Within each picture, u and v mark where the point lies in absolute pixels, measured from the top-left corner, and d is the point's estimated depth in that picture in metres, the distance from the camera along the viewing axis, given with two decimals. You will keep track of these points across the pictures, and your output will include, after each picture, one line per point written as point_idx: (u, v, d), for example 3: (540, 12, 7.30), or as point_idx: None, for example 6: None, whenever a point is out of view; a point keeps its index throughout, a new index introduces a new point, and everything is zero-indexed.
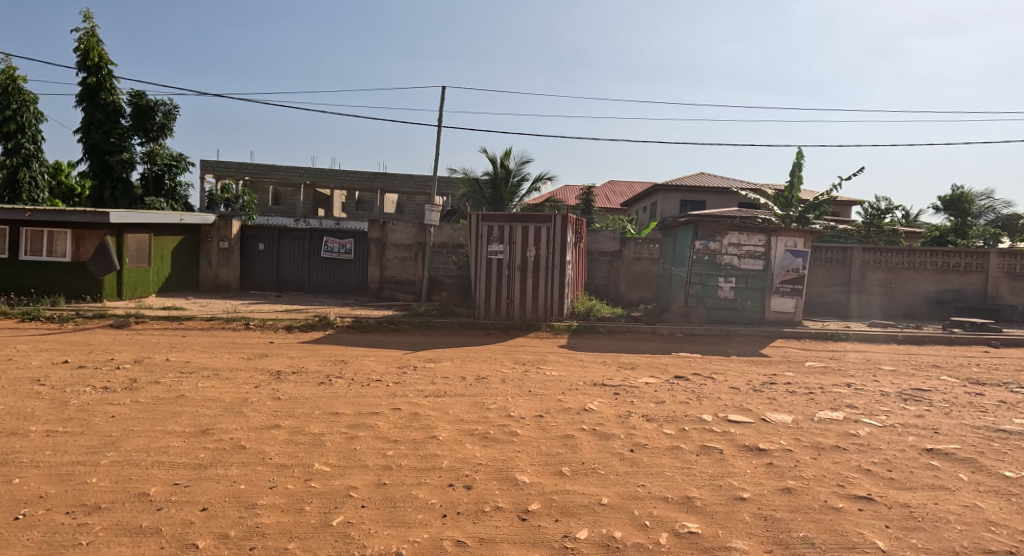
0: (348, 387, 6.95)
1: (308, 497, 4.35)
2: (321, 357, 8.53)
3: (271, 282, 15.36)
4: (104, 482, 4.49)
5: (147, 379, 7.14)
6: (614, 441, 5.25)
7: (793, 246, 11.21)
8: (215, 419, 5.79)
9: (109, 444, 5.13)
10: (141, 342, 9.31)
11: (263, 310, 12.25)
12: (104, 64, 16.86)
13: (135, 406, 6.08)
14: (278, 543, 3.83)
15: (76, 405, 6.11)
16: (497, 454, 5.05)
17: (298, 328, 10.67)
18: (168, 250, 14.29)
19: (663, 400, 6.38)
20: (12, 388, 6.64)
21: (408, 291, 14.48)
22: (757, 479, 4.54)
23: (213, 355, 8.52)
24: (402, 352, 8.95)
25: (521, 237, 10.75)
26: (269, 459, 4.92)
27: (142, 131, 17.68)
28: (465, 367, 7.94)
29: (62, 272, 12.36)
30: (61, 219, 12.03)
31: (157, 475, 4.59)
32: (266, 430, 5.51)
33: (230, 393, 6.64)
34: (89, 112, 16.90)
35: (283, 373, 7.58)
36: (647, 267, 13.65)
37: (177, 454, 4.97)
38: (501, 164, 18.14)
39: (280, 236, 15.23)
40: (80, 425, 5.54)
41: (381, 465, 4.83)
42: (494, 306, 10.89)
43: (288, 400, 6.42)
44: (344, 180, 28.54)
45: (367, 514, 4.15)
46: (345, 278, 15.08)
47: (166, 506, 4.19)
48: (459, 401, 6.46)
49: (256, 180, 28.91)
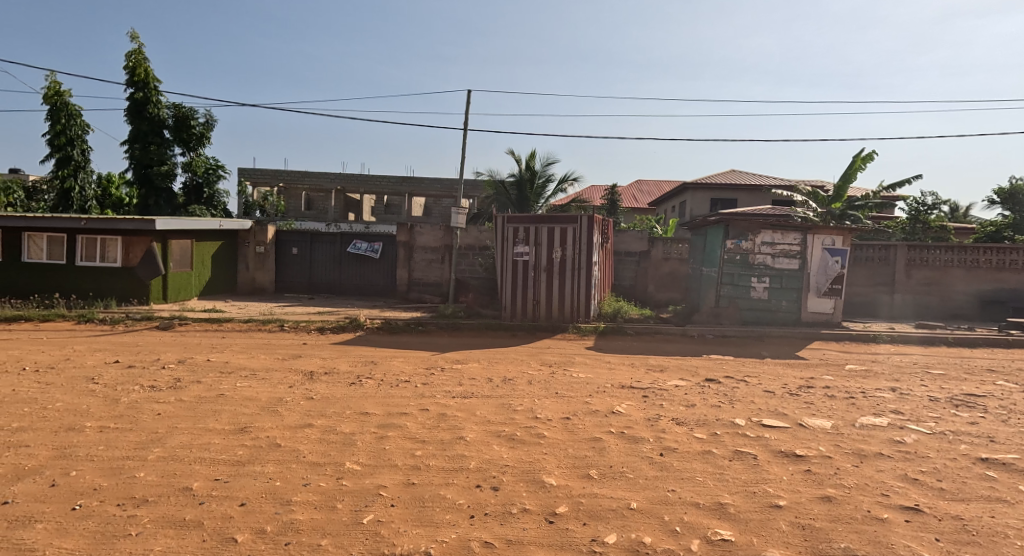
0: (378, 388, 6.99)
1: (340, 495, 4.36)
2: (352, 358, 8.60)
3: (304, 285, 15.55)
4: (151, 476, 4.56)
5: (191, 378, 7.28)
6: (643, 444, 5.17)
7: (831, 245, 10.94)
8: (253, 417, 5.86)
9: (156, 440, 5.22)
10: (185, 343, 9.51)
11: (298, 313, 12.39)
12: (150, 80, 17.28)
13: (178, 404, 6.18)
14: (311, 539, 3.84)
15: (127, 403, 6.24)
16: (525, 456, 5.01)
17: (330, 329, 10.81)
18: (208, 256, 14.54)
19: (694, 403, 6.27)
20: (69, 386, 6.83)
21: (435, 292, 14.48)
22: (794, 486, 4.42)
23: (250, 355, 8.65)
24: (430, 353, 9.00)
25: (547, 239, 10.68)
26: (302, 457, 4.96)
27: (181, 141, 18.15)
28: (493, 369, 7.93)
29: (112, 278, 12.71)
30: (111, 227, 12.36)
31: (199, 471, 4.67)
32: (300, 429, 5.57)
33: (266, 392, 6.72)
34: (136, 127, 17.41)
35: (316, 373, 7.66)
36: (676, 267, 13.45)
37: (218, 451, 5.03)
38: (527, 165, 18.04)
39: (313, 241, 15.45)
40: (127, 422, 5.63)
41: (410, 465, 4.83)
42: (519, 308, 10.86)
43: (320, 400, 6.47)
44: (373, 185, 28.96)
45: (396, 513, 4.14)
46: (374, 279, 15.23)
47: (207, 501, 4.25)
48: (486, 402, 6.46)
49: (289, 186, 29.46)
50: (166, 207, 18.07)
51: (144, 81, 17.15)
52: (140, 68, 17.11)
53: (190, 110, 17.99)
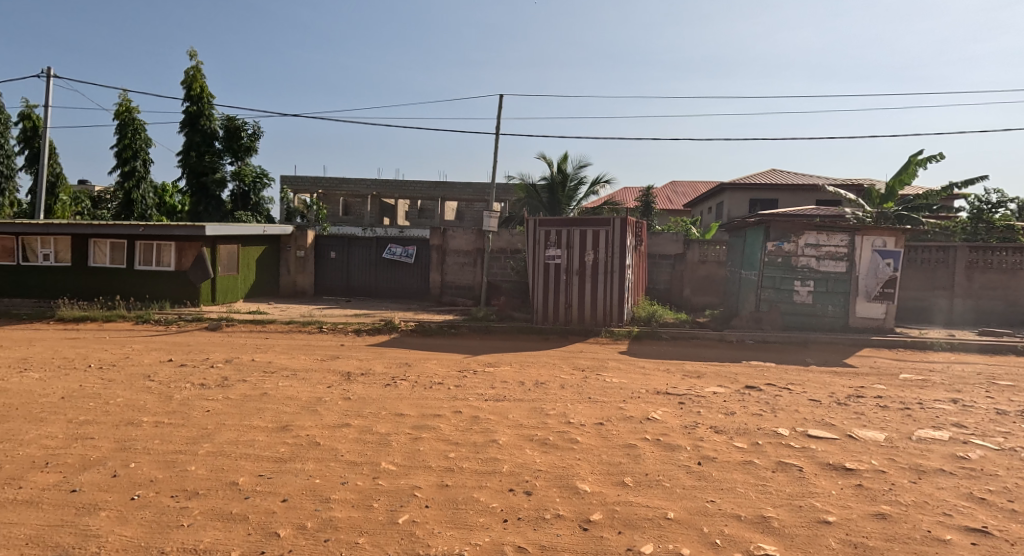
0: (412, 389, 7.00)
1: (376, 494, 4.36)
2: (387, 360, 8.64)
3: (341, 288, 15.72)
4: (201, 470, 4.64)
5: (237, 377, 7.41)
6: (680, 452, 5.05)
7: (882, 246, 10.60)
8: (295, 415, 5.92)
9: (206, 436, 5.31)
10: (232, 343, 9.70)
11: (336, 315, 12.53)
12: (205, 95, 18.10)
13: (226, 402, 6.29)
14: (349, 536, 3.84)
15: (179, 399, 6.38)
16: (558, 461, 4.94)
17: (366, 331, 10.89)
18: (253, 259, 14.85)
19: (733, 411, 6.11)
20: (128, 383, 7.02)
21: (467, 295, 14.49)
22: (845, 501, 4.25)
23: (291, 355, 8.78)
24: (463, 356, 8.98)
25: (580, 242, 10.58)
26: (341, 456, 4.98)
27: (231, 152, 18.61)
28: (524, 372, 7.87)
29: (166, 281, 13.14)
30: (165, 233, 12.74)
31: (245, 466, 4.73)
32: (338, 428, 5.60)
33: (306, 392, 6.79)
34: (190, 138, 18.22)
35: (352, 374, 7.71)
36: (713, 270, 13.18)
37: (262, 448, 5.09)
38: (558, 168, 17.94)
39: (350, 244, 15.63)
40: (179, 418, 5.76)
41: (444, 467, 4.80)
42: (551, 312, 10.79)
43: (357, 400, 6.51)
44: (408, 191, 29.31)
45: (431, 514, 4.11)
46: (408, 282, 15.34)
47: (252, 495, 4.29)
48: (519, 405, 6.41)
49: (328, 193, 30.17)
50: (217, 213, 18.65)
51: (199, 95, 18.06)
52: (195, 83, 18.11)
53: (241, 122, 18.45)
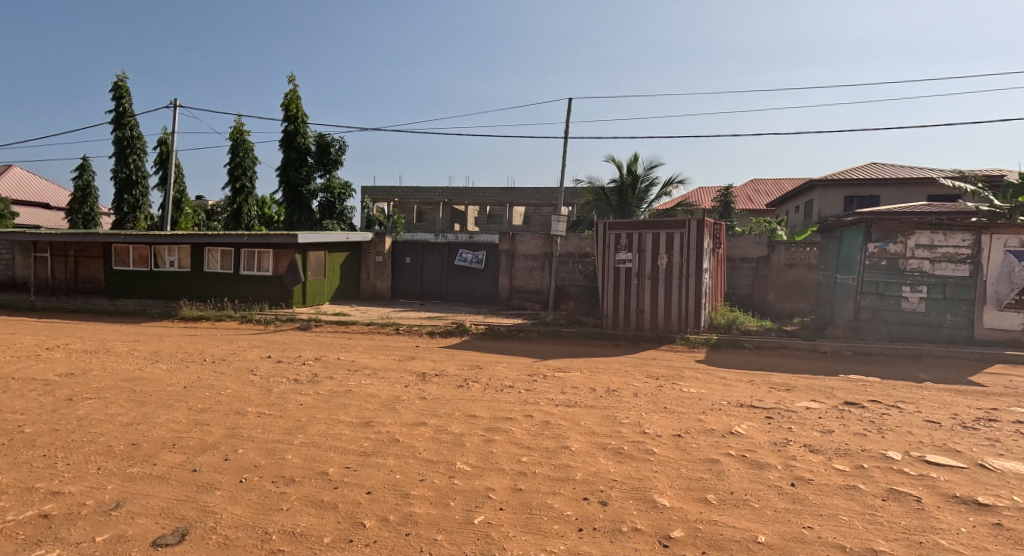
0: (484, 391, 6.98)
1: (453, 493, 4.40)
2: (460, 361, 8.68)
3: (415, 292, 16.02)
4: (296, 459, 4.95)
5: (325, 373, 7.80)
6: (770, 471, 4.72)
7: (1018, 246, 9.41)
8: (376, 412, 6.11)
9: (299, 427, 5.65)
10: (321, 342, 10.12)
11: (410, 318, 12.70)
12: (301, 117, 19.37)
13: (316, 396, 6.65)
14: (428, 532, 3.93)
15: (277, 392, 6.82)
16: (634, 472, 4.73)
17: (439, 333, 10.99)
18: (339, 265, 15.49)
19: (833, 430, 5.67)
20: (233, 376, 7.60)
21: (536, 299, 14.38)
22: (980, 543, 3.81)
23: (372, 355, 9.03)
24: (532, 360, 8.87)
25: (651, 246, 10.26)
26: (418, 453, 5.07)
27: (322, 166, 19.46)
28: (596, 379, 7.64)
29: (266, 285, 14.11)
30: (264, 241, 13.66)
31: (333, 457, 4.97)
32: (415, 426, 5.69)
33: (385, 390, 6.93)
34: (287, 154, 19.42)
35: (427, 374, 7.78)
36: (802, 274, 12.47)
37: (348, 441, 5.33)
38: (628, 169, 17.59)
39: (423, 249, 15.91)
40: (276, 409, 6.16)
41: (517, 470, 4.75)
42: (623, 318, 10.52)
43: (432, 401, 6.52)
44: (477, 198, 29.69)
45: (506, 516, 4.09)
46: (477, 286, 15.37)
47: (341, 485, 4.52)
48: (591, 412, 6.24)
49: (403, 202, 31.19)
50: (306, 222, 19.44)
51: (296, 115, 19.35)
52: (293, 104, 19.43)
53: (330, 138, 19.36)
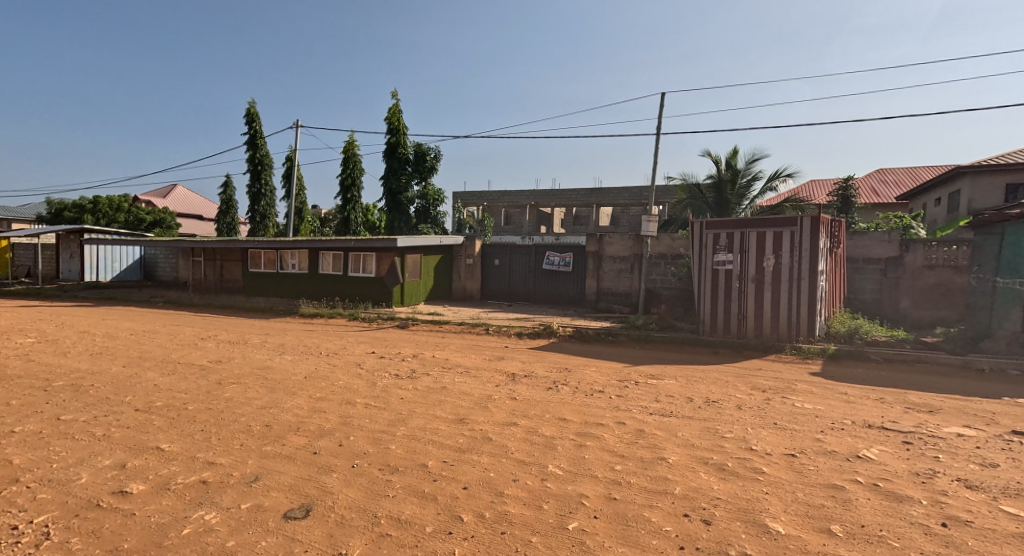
0: (574, 395, 6.96)
1: (546, 496, 4.49)
2: (548, 363, 8.56)
3: (505, 293, 16.02)
4: (399, 450, 5.33)
5: (421, 369, 8.22)
6: (912, 506, 4.18)
7: None
8: (470, 410, 6.39)
9: (401, 420, 6.07)
10: (417, 340, 10.43)
11: (499, 318, 12.70)
12: (402, 128, 19.96)
13: (415, 392, 7.07)
14: (523, 534, 4.06)
15: (380, 386, 7.35)
16: (740, 492, 4.44)
17: (526, 335, 10.81)
18: (433, 267, 15.80)
19: (989, 462, 4.93)
20: (343, 368, 8.35)
21: (624, 302, 13.83)
22: None
23: (463, 354, 9.18)
24: (623, 365, 8.52)
25: (755, 245, 9.58)
26: (510, 453, 5.24)
27: (418, 173, 19.95)
28: (692, 388, 7.20)
29: (369, 286, 14.68)
30: (368, 245, 14.20)
31: (432, 451, 5.29)
32: (507, 427, 5.87)
33: (478, 389, 7.24)
34: (388, 165, 20.11)
35: (516, 376, 7.84)
36: (946, 277, 11.09)
37: (445, 436, 5.63)
38: (727, 165, 16.75)
39: (512, 251, 15.91)
40: (381, 402, 6.67)
41: (611, 478, 4.72)
42: (722, 323, 9.92)
43: (523, 401, 6.72)
44: (562, 200, 29.48)
45: (601, 525, 4.10)
46: (564, 289, 15.07)
47: (440, 478, 4.80)
48: (688, 423, 5.93)
49: (490, 207, 31.83)
50: (404, 228, 20.05)
51: (397, 127, 19.88)
52: (395, 117, 20.00)
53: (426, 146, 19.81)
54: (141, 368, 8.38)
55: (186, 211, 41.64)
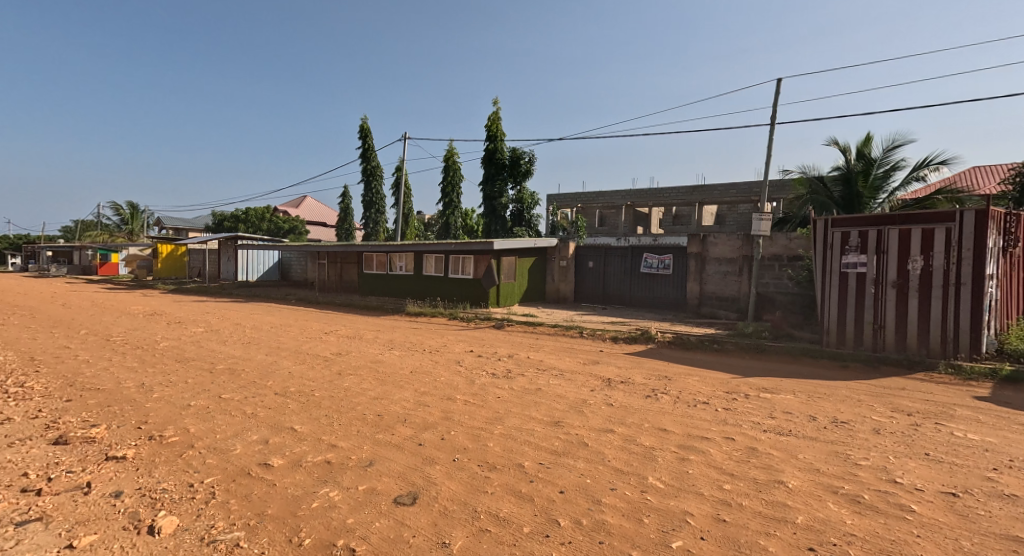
0: (675, 405, 6.44)
1: (646, 509, 4.22)
2: (647, 371, 7.96)
3: (599, 295, 15.53)
4: (497, 448, 5.25)
5: (517, 369, 7.98)
6: None
7: None
8: (565, 413, 6.15)
9: (498, 419, 5.97)
10: (513, 340, 10.18)
11: (593, 321, 12.34)
12: (500, 135, 19.96)
13: (511, 391, 6.92)
14: (622, 546, 3.82)
15: (479, 384, 7.26)
16: (879, 529, 3.88)
17: (622, 340, 10.28)
18: (528, 269, 15.56)
19: None
20: (444, 363, 8.34)
21: (730, 308, 12.89)
22: None
23: (558, 355, 8.82)
24: (730, 377, 7.76)
25: (895, 246, 8.43)
26: (608, 461, 4.97)
27: (513, 177, 19.85)
28: (814, 406, 6.44)
29: (467, 287, 14.70)
30: (467, 248, 14.23)
31: (528, 452, 5.16)
32: (603, 433, 5.58)
33: (573, 392, 6.91)
34: (485, 171, 20.18)
35: (613, 381, 7.39)
36: None
37: (540, 438, 5.47)
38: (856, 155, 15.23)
39: (606, 255, 15.40)
40: (479, 400, 6.60)
41: (719, 498, 4.33)
42: (854, 334, 8.85)
43: (620, 408, 6.32)
44: (661, 199, 28.50)
45: (708, 547, 3.78)
46: (664, 292, 14.33)
47: (536, 480, 4.66)
48: (812, 445, 5.25)
49: (586, 207, 31.54)
50: (500, 231, 19.97)
51: (495, 133, 19.88)
52: (495, 124, 20.03)
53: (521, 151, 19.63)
54: (280, 356, 8.94)
55: (309, 220, 45.10)
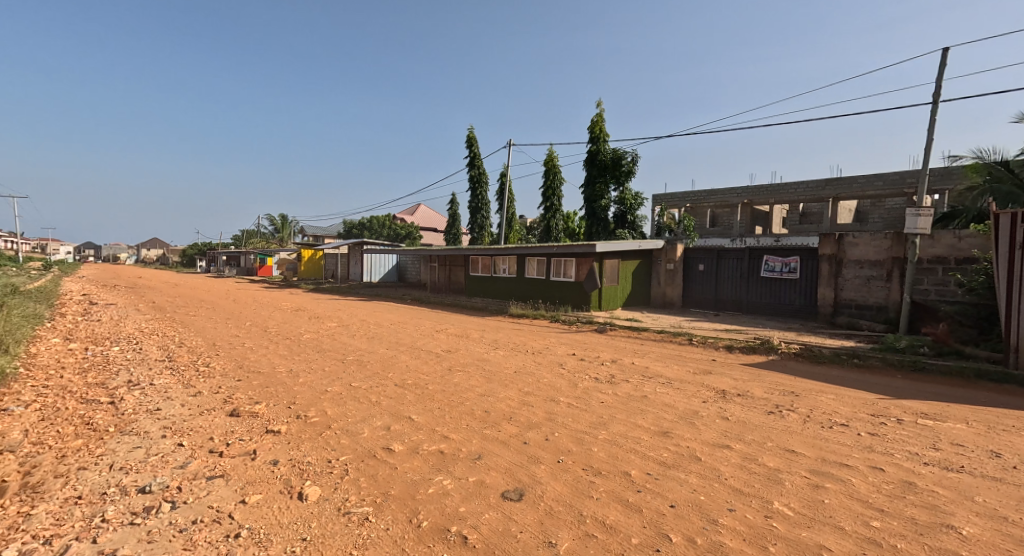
0: (804, 424, 5.55)
1: (770, 537, 3.86)
2: (769, 385, 6.98)
3: (710, 300, 14.43)
4: (602, 453, 4.93)
5: (621, 377, 7.20)
6: None
7: None
8: (675, 422, 5.56)
9: (603, 424, 5.53)
10: (613, 345, 9.41)
11: (704, 328, 11.40)
12: (603, 135, 19.27)
13: (615, 397, 6.30)
14: None
15: (582, 387, 6.68)
16: None
17: (738, 348, 9.28)
18: (631, 272, 14.75)
19: None
20: (543, 366, 7.72)
21: (875, 318, 11.27)
22: None
23: (666, 363, 7.99)
24: (875, 397, 6.66)
25: None
26: (724, 479, 4.52)
27: (614, 178, 19.09)
28: (993, 438, 5.33)
29: (568, 290, 14.15)
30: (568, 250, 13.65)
31: (635, 461, 4.80)
32: (718, 448, 5.02)
33: (683, 402, 6.16)
34: (588, 172, 19.54)
35: (729, 393, 6.54)
36: None
37: (648, 447, 5.04)
38: None
39: (719, 257, 14.27)
40: (582, 403, 6.09)
41: (865, 535, 3.86)
42: None
43: (737, 422, 5.57)
44: (785, 195, 26.35)
45: None
46: (789, 298, 13.01)
47: (643, 490, 4.37)
48: (985, 485, 4.40)
49: (696, 206, 29.99)
50: (603, 233, 19.26)
51: (598, 135, 19.17)
52: (598, 125, 19.36)
53: (623, 151, 18.80)
54: (399, 350, 8.79)
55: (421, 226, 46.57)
